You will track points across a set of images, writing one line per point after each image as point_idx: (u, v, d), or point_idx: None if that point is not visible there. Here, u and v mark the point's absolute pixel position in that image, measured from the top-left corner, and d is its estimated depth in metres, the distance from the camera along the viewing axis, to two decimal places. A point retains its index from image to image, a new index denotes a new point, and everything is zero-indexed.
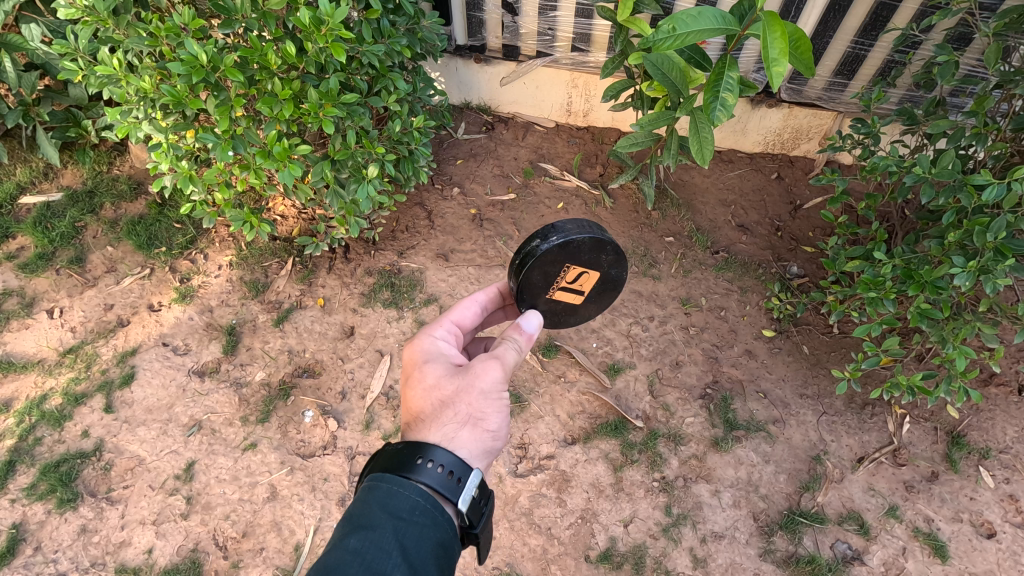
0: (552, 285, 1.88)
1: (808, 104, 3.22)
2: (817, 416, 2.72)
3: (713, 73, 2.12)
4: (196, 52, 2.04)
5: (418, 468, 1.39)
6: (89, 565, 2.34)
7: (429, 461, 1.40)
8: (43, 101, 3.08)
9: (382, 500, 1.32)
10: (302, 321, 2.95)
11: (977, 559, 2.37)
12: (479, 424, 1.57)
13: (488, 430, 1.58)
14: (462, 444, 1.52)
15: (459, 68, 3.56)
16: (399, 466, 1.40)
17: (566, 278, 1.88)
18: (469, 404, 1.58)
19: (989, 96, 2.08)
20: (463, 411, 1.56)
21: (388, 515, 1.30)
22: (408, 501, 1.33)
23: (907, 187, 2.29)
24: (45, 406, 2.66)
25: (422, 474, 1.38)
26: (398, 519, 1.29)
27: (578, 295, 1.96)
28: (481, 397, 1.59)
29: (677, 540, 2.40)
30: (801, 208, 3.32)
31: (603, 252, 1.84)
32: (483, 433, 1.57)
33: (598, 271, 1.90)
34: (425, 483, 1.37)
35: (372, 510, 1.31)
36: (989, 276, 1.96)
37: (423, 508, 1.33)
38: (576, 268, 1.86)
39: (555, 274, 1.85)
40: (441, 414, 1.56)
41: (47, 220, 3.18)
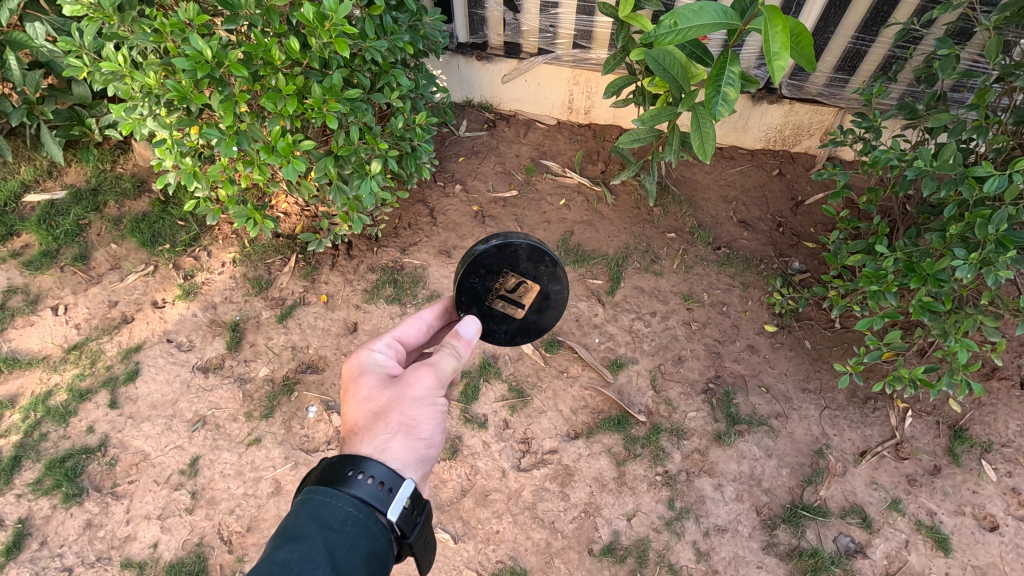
0: (489, 289, 1.84)
1: (809, 100, 3.23)
2: (819, 410, 2.72)
3: (715, 69, 2.12)
4: (201, 48, 2.05)
5: (351, 481, 1.38)
6: (94, 560, 2.35)
7: (363, 474, 1.39)
8: (47, 100, 3.10)
9: (313, 512, 1.31)
10: (305, 317, 2.96)
11: (980, 553, 2.38)
12: (411, 432, 1.55)
13: (419, 439, 1.56)
14: (395, 454, 1.50)
15: (461, 66, 3.57)
16: (332, 479, 1.38)
17: (504, 286, 1.84)
18: (401, 413, 1.57)
19: (990, 89, 2.08)
20: (395, 420, 1.55)
21: (318, 527, 1.28)
22: (340, 512, 1.32)
23: (909, 181, 2.30)
24: (50, 402, 2.67)
25: (355, 486, 1.37)
26: (329, 530, 1.28)
27: (518, 309, 1.88)
28: (414, 405, 1.59)
29: (679, 534, 2.41)
30: (802, 204, 3.33)
31: (543, 263, 1.82)
32: (415, 441, 1.55)
33: (537, 283, 1.85)
34: (360, 495, 1.36)
35: (303, 522, 1.29)
36: (991, 268, 1.97)
37: (355, 518, 1.32)
38: (516, 276, 1.84)
39: (493, 280, 1.83)
40: (373, 424, 1.56)
41: (51, 218, 3.20)
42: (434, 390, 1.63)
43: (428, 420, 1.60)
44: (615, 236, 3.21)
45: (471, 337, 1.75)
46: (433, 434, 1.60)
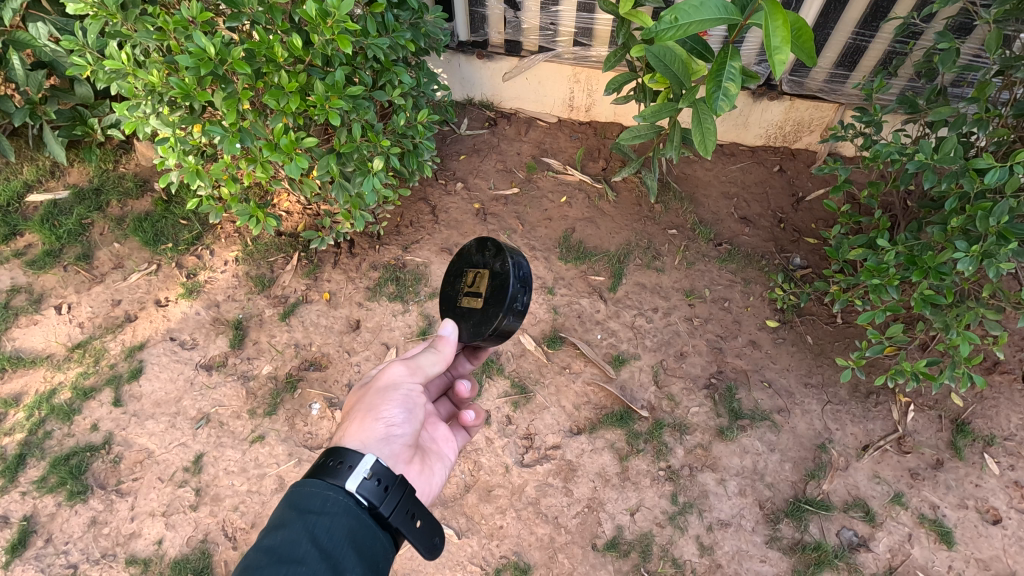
0: (459, 293, 2.03)
1: (809, 96, 3.24)
2: (821, 405, 2.73)
3: (715, 64, 2.13)
4: (204, 45, 2.06)
5: (325, 466, 1.43)
6: (99, 557, 2.36)
7: (334, 461, 1.44)
8: (50, 100, 3.11)
9: (293, 501, 1.36)
10: (308, 315, 2.96)
11: (983, 546, 2.38)
12: (372, 415, 1.65)
13: (380, 422, 1.64)
14: (354, 435, 1.59)
15: (462, 64, 3.58)
16: (311, 469, 1.44)
17: (466, 283, 2.00)
18: (366, 401, 1.70)
19: (990, 83, 2.09)
20: (361, 408, 1.68)
21: (297, 513, 1.32)
22: (317, 497, 1.35)
23: (910, 175, 2.30)
24: (54, 400, 2.68)
25: (329, 472, 1.41)
26: (308, 514, 1.32)
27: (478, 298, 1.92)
28: (380, 390, 1.72)
29: (683, 528, 2.42)
30: (803, 200, 3.34)
31: (487, 249, 1.96)
32: (374, 423, 1.63)
33: (487, 268, 1.93)
34: (334, 478, 1.40)
35: (286, 511, 1.34)
36: (992, 260, 1.98)
37: (334, 501, 1.35)
38: (472, 271, 2.00)
39: (460, 281, 2.04)
40: (348, 417, 1.71)
41: (54, 217, 3.21)
42: (402, 378, 1.75)
43: (392, 403, 1.68)
44: (617, 233, 3.22)
45: (449, 337, 1.83)
46: (397, 416, 1.68)
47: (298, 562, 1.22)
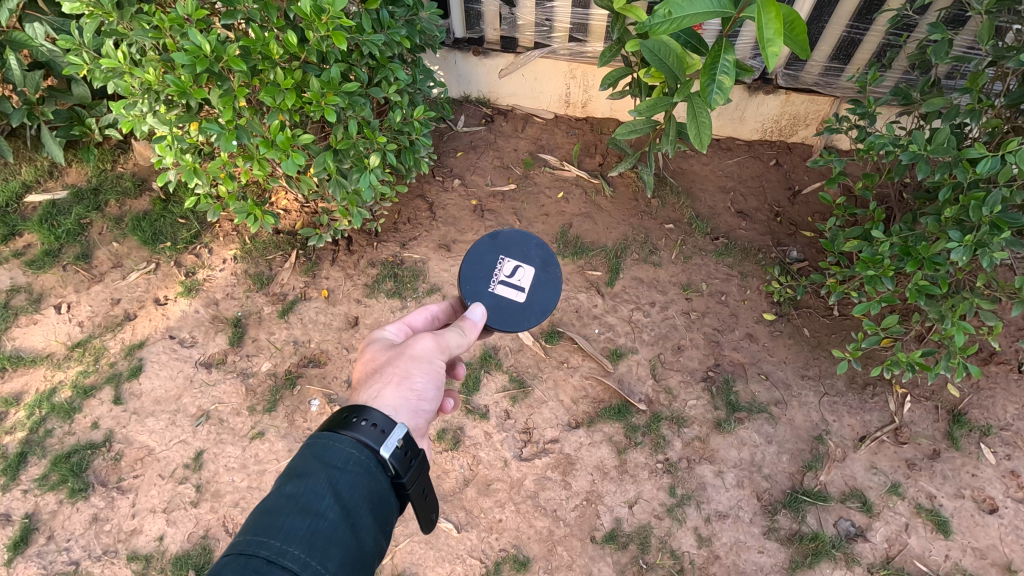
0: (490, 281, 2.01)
1: (805, 89, 3.25)
2: (819, 397, 2.74)
3: (710, 57, 2.14)
4: (199, 42, 2.07)
5: (352, 423, 1.39)
6: (101, 553, 2.37)
7: (362, 419, 1.40)
8: (47, 100, 3.11)
9: (317, 451, 1.33)
10: (307, 312, 2.98)
11: (980, 535, 2.39)
12: (404, 382, 1.62)
13: (412, 391, 1.62)
14: (387, 401, 1.56)
15: (458, 61, 3.59)
16: (336, 421, 1.40)
17: (503, 273, 2.03)
18: (395, 368, 1.65)
19: (982, 73, 2.10)
20: (391, 373, 1.63)
21: (321, 465, 1.31)
22: (343, 453, 1.33)
23: (904, 166, 2.31)
24: (54, 399, 2.69)
25: (356, 430, 1.37)
26: (332, 469, 1.31)
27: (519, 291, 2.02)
28: (410, 360, 1.66)
29: (681, 520, 2.43)
30: (800, 194, 3.35)
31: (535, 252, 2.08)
32: (406, 392, 1.60)
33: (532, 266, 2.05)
34: (360, 436, 1.37)
35: (308, 460, 1.32)
36: (986, 249, 1.98)
37: (357, 460, 1.34)
38: (512, 264, 2.04)
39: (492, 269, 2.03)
40: (372, 378, 1.66)
41: (52, 217, 3.22)
42: (431, 352, 1.70)
43: (422, 376, 1.65)
44: (614, 228, 3.23)
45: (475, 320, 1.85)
46: (426, 389, 1.65)
47: (318, 517, 1.22)
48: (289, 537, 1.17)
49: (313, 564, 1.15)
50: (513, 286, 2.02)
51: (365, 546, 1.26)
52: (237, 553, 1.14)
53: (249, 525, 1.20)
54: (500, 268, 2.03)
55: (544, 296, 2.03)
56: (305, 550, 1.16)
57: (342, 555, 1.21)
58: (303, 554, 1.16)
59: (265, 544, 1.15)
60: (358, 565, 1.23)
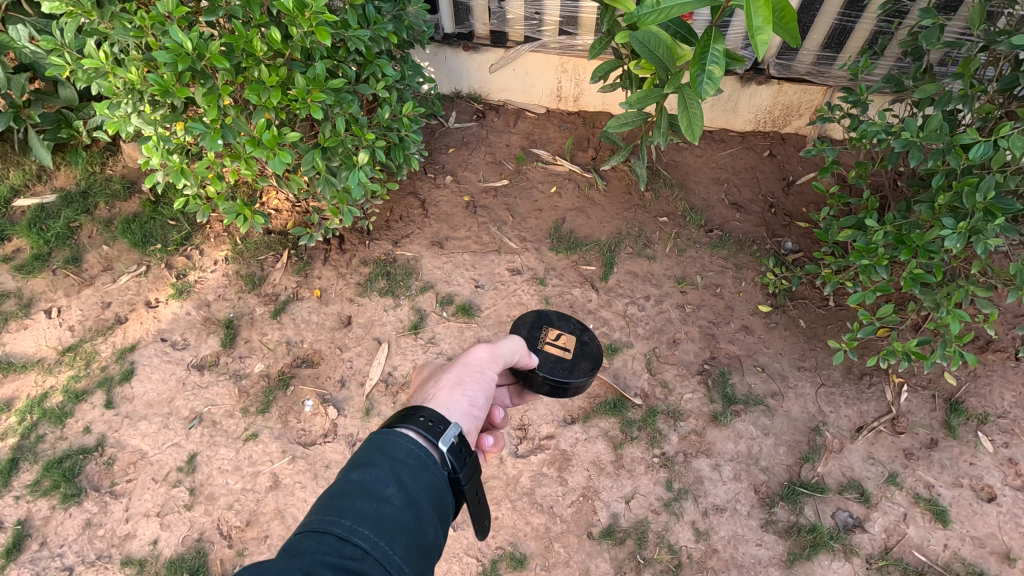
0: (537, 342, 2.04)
1: (797, 79, 3.21)
2: (815, 387, 2.73)
3: (699, 47, 2.11)
4: (181, 40, 2.04)
5: (413, 417, 1.38)
6: (94, 559, 2.35)
7: (419, 416, 1.39)
8: (35, 103, 3.08)
9: (378, 442, 1.31)
10: (299, 312, 2.95)
11: (979, 523, 2.38)
12: (457, 386, 1.61)
13: (464, 395, 1.60)
14: (440, 401, 1.55)
15: (448, 57, 3.56)
16: (398, 417, 1.39)
17: (548, 336, 2.06)
18: (450, 373, 1.66)
19: (974, 57, 2.09)
20: (446, 378, 1.64)
21: (384, 456, 1.28)
22: (404, 445, 1.31)
23: (896, 154, 2.29)
24: (46, 404, 2.67)
25: (415, 426, 1.36)
26: (394, 460, 1.28)
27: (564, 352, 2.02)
28: (465, 369, 1.68)
29: (678, 514, 2.41)
30: (794, 184, 3.33)
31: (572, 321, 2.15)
32: (460, 395, 1.59)
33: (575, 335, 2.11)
34: (421, 430, 1.36)
35: (370, 451, 1.30)
36: (980, 236, 1.97)
37: (418, 453, 1.31)
38: (555, 330, 2.09)
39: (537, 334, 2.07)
40: (428, 384, 1.67)
41: (42, 221, 3.19)
42: (485, 363, 1.71)
43: (475, 383, 1.65)
44: (607, 222, 3.21)
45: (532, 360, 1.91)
46: (478, 396, 1.63)
47: (384, 501, 1.20)
48: (359, 518, 1.15)
49: (382, 545, 1.13)
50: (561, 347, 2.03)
51: (429, 538, 1.22)
52: (309, 531, 1.12)
53: (319, 508, 1.19)
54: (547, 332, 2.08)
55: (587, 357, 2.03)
56: (373, 531, 1.14)
57: (409, 541, 1.17)
58: (371, 534, 1.13)
59: (336, 523, 1.14)
60: (422, 554, 1.19)
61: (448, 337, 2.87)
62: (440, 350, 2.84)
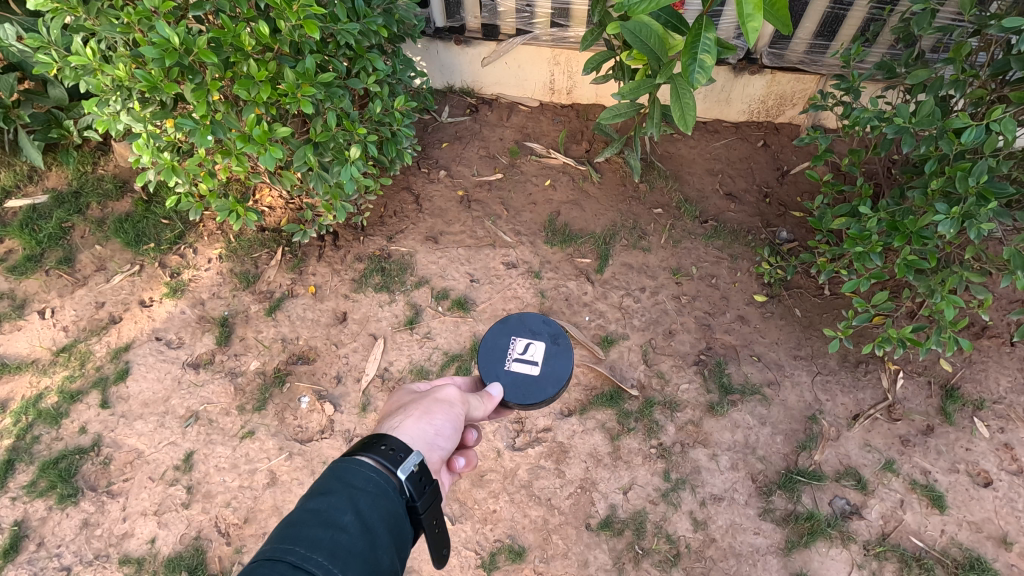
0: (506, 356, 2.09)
1: (790, 68, 3.22)
2: (811, 376, 2.73)
3: (691, 36, 2.10)
4: (168, 35, 2.03)
5: (373, 447, 1.41)
6: (92, 558, 2.35)
7: (380, 445, 1.41)
8: (24, 104, 3.05)
9: (338, 472, 1.33)
10: (294, 309, 2.95)
11: (975, 508, 2.39)
12: (424, 418, 1.62)
13: (430, 424, 1.61)
14: (406, 428, 1.56)
15: (440, 51, 3.54)
16: (357, 447, 1.41)
17: (516, 349, 2.10)
18: (419, 404, 1.68)
19: (966, 42, 2.07)
20: (414, 407, 1.66)
21: (343, 485, 1.29)
22: (363, 473, 1.33)
23: (889, 140, 2.29)
24: (41, 405, 2.66)
25: (375, 455, 1.38)
26: (353, 489, 1.29)
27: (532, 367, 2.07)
28: (434, 402, 1.69)
29: (676, 505, 2.41)
30: (788, 174, 3.32)
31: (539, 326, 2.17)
32: (426, 424, 1.60)
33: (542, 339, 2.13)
34: (379, 459, 1.38)
35: (329, 480, 1.31)
36: (973, 221, 1.97)
37: (376, 481, 1.33)
38: (524, 340, 2.13)
39: (506, 347, 2.11)
40: (395, 413, 1.68)
41: (34, 222, 3.17)
42: (453, 400, 1.72)
43: (443, 416, 1.65)
44: (602, 214, 3.20)
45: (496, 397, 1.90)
46: (444, 428, 1.64)
47: (341, 529, 1.20)
48: (314, 546, 1.15)
49: (336, 572, 1.13)
50: (528, 361, 2.07)
51: (385, 565, 1.22)
52: (263, 559, 1.12)
53: (274, 536, 1.18)
54: (513, 346, 2.11)
55: (558, 366, 2.07)
56: (328, 558, 1.14)
57: (364, 567, 1.17)
58: (325, 561, 1.13)
59: (290, 551, 1.13)
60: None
61: (444, 332, 2.87)
62: (436, 345, 2.84)
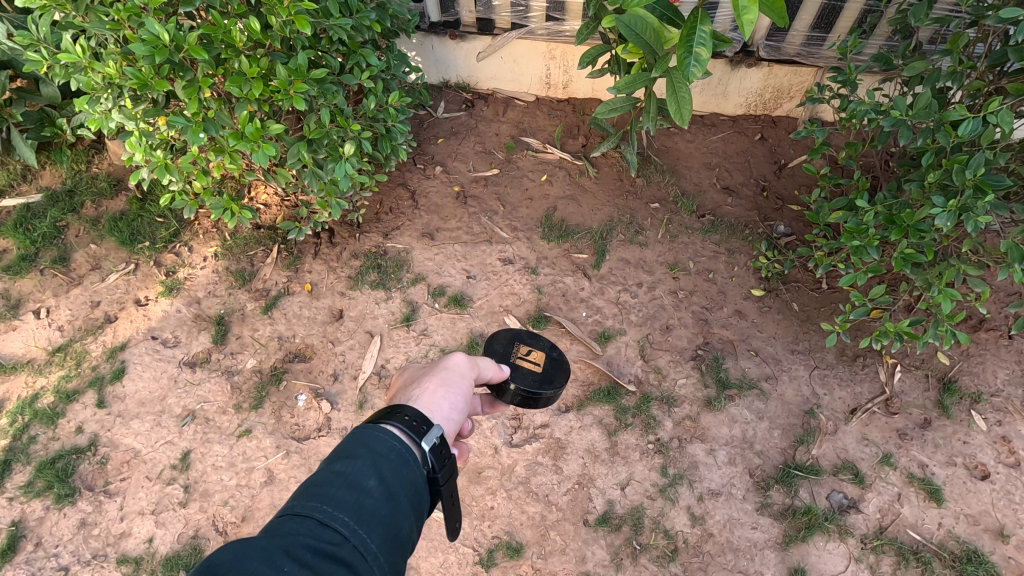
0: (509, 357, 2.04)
1: (787, 61, 3.19)
2: (809, 370, 2.73)
3: (686, 29, 2.09)
4: (157, 32, 2.01)
5: (397, 414, 1.36)
6: (90, 558, 2.34)
7: (404, 414, 1.36)
8: (17, 102, 3.03)
9: (363, 435, 1.29)
10: (290, 306, 2.94)
11: (972, 501, 2.39)
12: (440, 390, 1.57)
13: (448, 397, 1.56)
14: (424, 399, 1.51)
15: (434, 46, 3.52)
16: (382, 413, 1.36)
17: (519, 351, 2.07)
18: (432, 376, 1.62)
19: (963, 34, 2.06)
20: (433, 379, 1.60)
21: (368, 449, 1.26)
22: (388, 440, 1.29)
23: (886, 133, 2.27)
24: (36, 405, 2.64)
25: (400, 422, 1.33)
26: (376, 455, 1.25)
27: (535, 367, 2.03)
28: (448, 373, 1.64)
29: (673, 500, 2.41)
30: (785, 167, 3.31)
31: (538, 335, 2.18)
32: (442, 396, 1.55)
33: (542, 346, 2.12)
34: (404, 426, 1.33)
35: (353, 442, 1.27)
36: (970, 214, 1.95)
37: (400, 449, 1.28)
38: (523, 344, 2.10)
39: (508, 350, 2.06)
40: (410, 385, 1.62)
41: (28, 221, 3.15)
42: (465, 369, 1.68)
43: (458, 389, 1.61)
44: (599, 210, 3.19)
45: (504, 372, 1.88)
46: (460, 400, 1.60)
47: (366, 492, 1.18)
48: (338, 506, 1.14)
49: (360, 534, 1.12)
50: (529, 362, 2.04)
51: (406, 532, 1.21)
52: (290, 514, 1.12)
53: (300, 493, 1.18)
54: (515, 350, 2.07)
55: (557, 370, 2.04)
56: (353, 520, 1.13)
57: (387, 532, 1.16)
58: (350, 521, 1.12)
59: (316, 509, 1.13)
60: (397, 547, 1.17)
61: (441, 329, 2.86)
62: (433, 342, 2.83)
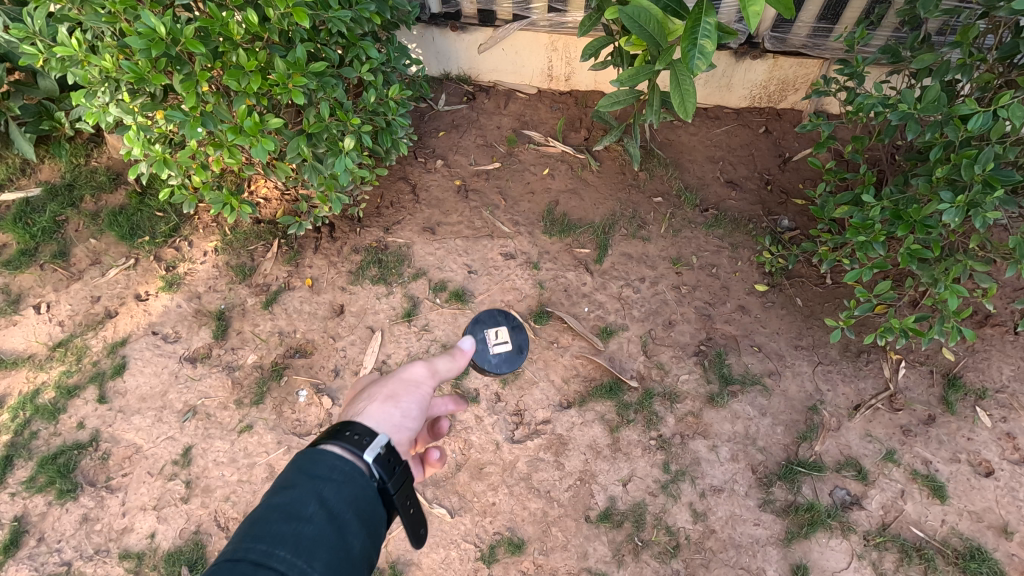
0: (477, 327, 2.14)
1: (793, 52, 3.15)
2: (812, 366, 2.71)
3: (690, 21, 2.06)
4: (153, 25, 1.99)
5: (339, 433, 1.38)
6: (93, 553, 2.35)
7: (347, 432, 1.38)
8: (14, 95, 3.00)
9: (303, 463, 1.30)
10: (291, 302, 2.92)
11: (976, 498, 2.37)
12: (388, 400, 1.59)
13: (397, 408, 1.59)
14: (370, 411, 1.54)
15: (435, 38, 3.48)
16: (323, 436, 1.38)
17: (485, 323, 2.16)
18: (385, 386, 1.66)
19: (974, 25, 2.02)
20: (380, 390, 1.64)
21: (307, 476, 1.27)
22: (328, 463, 1.30)
23: (894, 127, 2.24)
24: (38, 401, 2.64)
25: (341, 442, 1.35)
26: (316, 479, 1.26)
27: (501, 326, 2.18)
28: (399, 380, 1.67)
29: (675, 496, 2.41)
30: (790, 161, 3.28)
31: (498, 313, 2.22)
32: (391, 407, 1.58)
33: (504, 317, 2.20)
34: (345, 445, 1.35)
35: (293, 472, 1.28)
36: (978, 210, 1.93)
37: (342, 468, 1.30)
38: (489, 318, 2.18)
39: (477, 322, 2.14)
40: (361, 395, 1.65)
41: (27, 216, 3.13)
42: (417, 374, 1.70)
43: (409, 397, 1.64)
44: (601, 203, 3.16)
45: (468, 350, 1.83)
46: (412, 408, 1.62)
47: (305, 520, 1.19)
48: (276, 540, 1.15)
49: (299, 564, 1.13)
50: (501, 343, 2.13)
51: (355, 550, 1.21)
52: (226, 559, 1.13)
53: (241, 533, 1.19)
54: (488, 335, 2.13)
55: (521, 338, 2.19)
56: (291, 553, 1.14)
57: (331, 556, 1.17)
58: (289, 555, 1.13)
59: (253, 548, 1.14)
60: (346, 568, 1.18)
61: (442, 324, 2.85)
62: (434, 337, 2.81)
